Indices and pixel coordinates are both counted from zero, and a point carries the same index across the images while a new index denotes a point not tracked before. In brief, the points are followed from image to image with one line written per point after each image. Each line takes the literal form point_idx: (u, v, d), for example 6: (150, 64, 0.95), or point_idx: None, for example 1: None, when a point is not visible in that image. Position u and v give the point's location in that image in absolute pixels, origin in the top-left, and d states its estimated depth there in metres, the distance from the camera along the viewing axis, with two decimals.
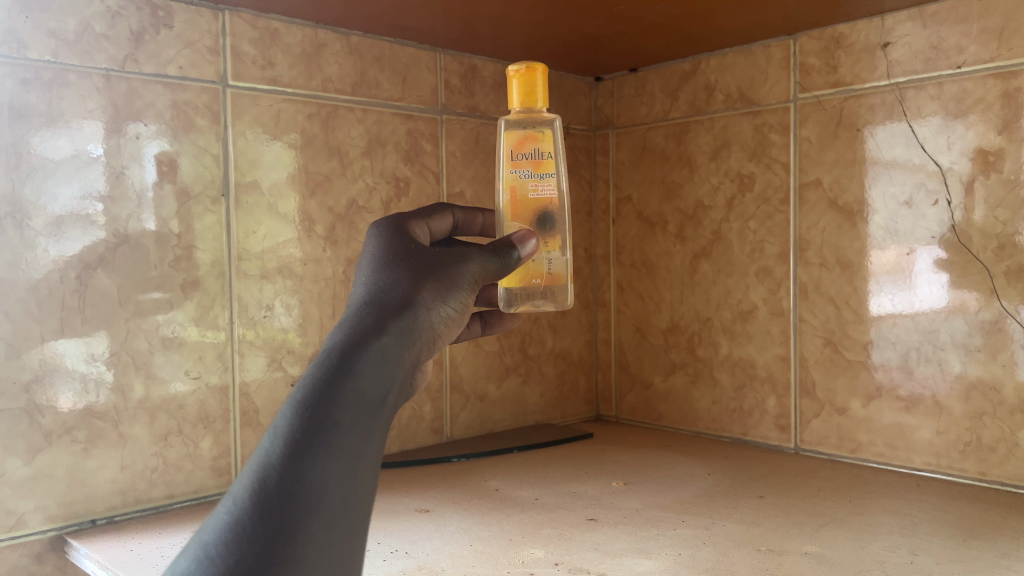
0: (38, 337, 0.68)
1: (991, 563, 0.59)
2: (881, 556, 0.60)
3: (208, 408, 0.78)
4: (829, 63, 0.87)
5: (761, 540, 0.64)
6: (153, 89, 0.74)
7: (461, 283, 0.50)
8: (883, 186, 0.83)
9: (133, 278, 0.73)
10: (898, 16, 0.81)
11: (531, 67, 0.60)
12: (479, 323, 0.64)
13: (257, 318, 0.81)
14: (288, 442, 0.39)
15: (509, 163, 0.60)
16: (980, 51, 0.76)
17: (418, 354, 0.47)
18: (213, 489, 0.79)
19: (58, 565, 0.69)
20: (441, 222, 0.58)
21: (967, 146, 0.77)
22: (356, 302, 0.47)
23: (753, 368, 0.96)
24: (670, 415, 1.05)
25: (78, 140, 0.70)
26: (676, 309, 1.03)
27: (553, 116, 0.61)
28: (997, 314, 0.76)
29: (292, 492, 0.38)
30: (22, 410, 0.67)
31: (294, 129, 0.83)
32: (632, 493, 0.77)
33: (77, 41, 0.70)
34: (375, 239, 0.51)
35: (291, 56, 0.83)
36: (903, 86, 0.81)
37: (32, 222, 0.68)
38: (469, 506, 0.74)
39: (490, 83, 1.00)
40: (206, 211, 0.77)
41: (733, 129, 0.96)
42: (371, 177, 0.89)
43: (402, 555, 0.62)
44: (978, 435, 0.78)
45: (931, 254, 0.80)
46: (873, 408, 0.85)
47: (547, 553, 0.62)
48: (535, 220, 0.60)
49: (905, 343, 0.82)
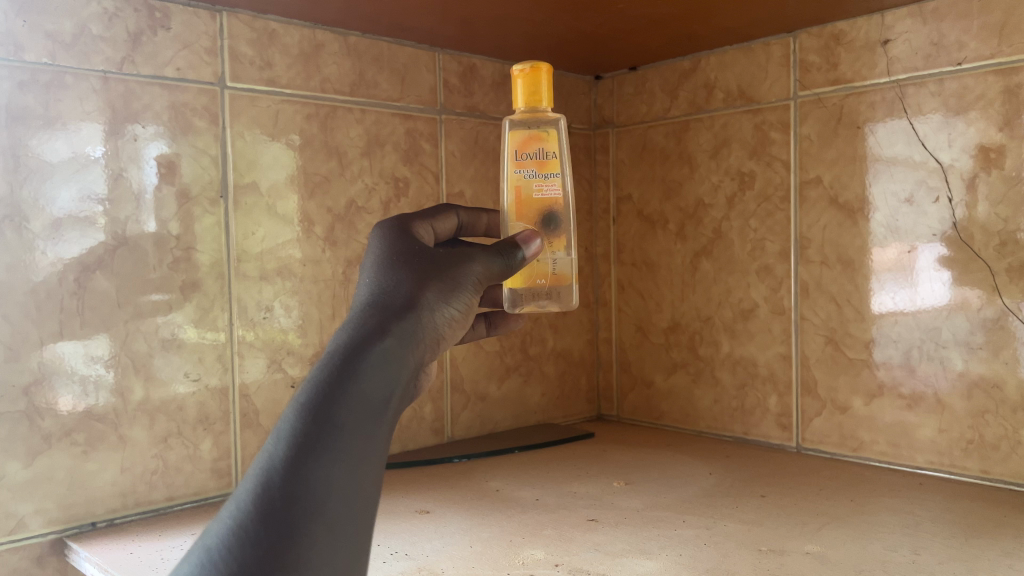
0: (38, 340, 0.68)
1: (993, 563, 0.58)
2: (883, 556, 0.60)
3: (208, 410, 0.78)
4: (829, 59, 0.87)
5: (762, 540, 0.63)
6: (151, 90, 0.74)
7: (465, 285, 0.50)
8: (884, 183, 0.83)
9: (132, 280, 0.73)
10: (898, 12, 0.81)
11: (535, 67, 0.60)
12: (483, 324, 0.64)
13: (257, 320, 0.81)
14: (291, 446, 0.39)
15: (513, 164, 0.60)
16: (980, 48, 0.76)
17: (422, 356, 0.47)
18: (214, 490, 0.79)
19: (58, 567, 0.69)
20: (445, 223, 0.58)
21: (969, 142, 0.77)
22: (359, 303, 0.47)
23: (755, 366, 0.95)
24: (672, 414, 1.04)
25: (76, 142, 0.70)
26: (677, 307, 1.03)
27: (557, 116, 0.61)
28: (1000, 311, 0.76)
29: (295, 496, 0.37)
30: (22, 413, 0.67)
31: (293, 129, 0.83)
32: (633, 493, 0.77)
33: (75, 42, 0.70)
34: (378, 241, 0.51)
35: (290, 56, 0.83)
36: (903, 83, 0.81)
37: (31, 224, 0.68)
38: (470, 506, 0.74)
39: (490, 82, 1.00)
40: (205, 212, 0.77)
41: (734, 127, 0.96)
42: (370, 177, 0.89)
43: (403, 557, 0.62)
44: (981, 433, 0.77)
45: (933, 251, 0.80)
46: (875, 406, 0.85)
47: (548, 554, 0.62)
48: (540, 220, 0.59)
49: (907, 340, 0.82)
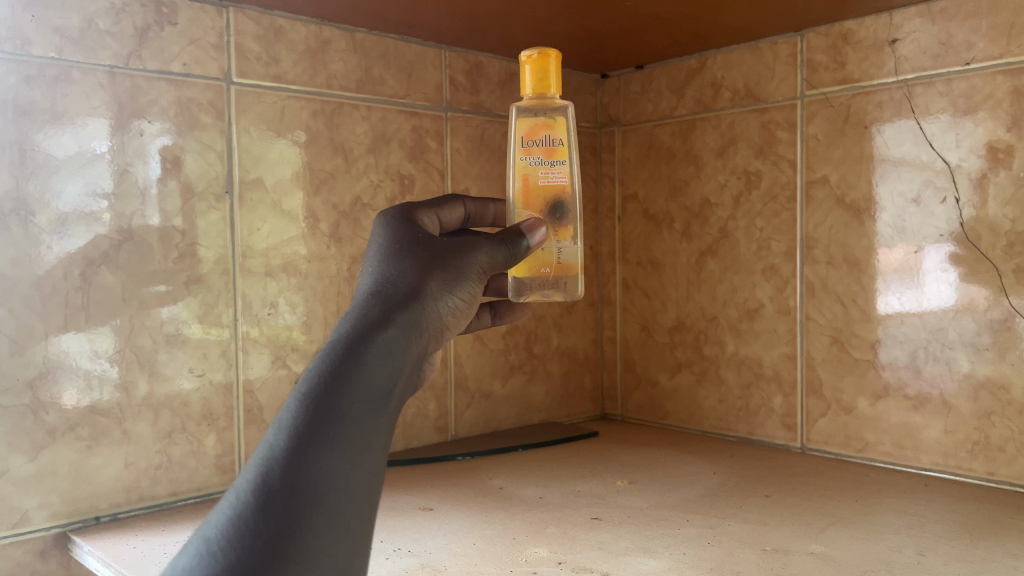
0: (42, 334, 0.68)
1: (999, 563, 0.58)
2: (889, 556, 0.60)
3: (213, 405, 0.78)
4: (836, 59, 0.86)
5: (766, 540, 0.63)
6: (158, 85, 0.74)
7: (468, 274, 0.50)
8: (892, 183, 0.82)
9: (138, 274, 0.73)
10: (906, 11, 0.81)
11: (543, 53, 0.60)
12: (488, 314, 0.64)
13: (262, 316, 0.81)
14: (293, 436, 0.38)
15: (520, 151, 0.60)
16: (990, 47, 0.75)
17: (425, 346, 0.46)
18: (217, 486, 0.79)
19: (62, 562, 0.69)
20: (450, 214, 0.58)
21: (977, 143, 0.76)
22: (362, 293, 0.47)
23: (760, 366, 0.95)
24: (675, 414, 1.04)
25: (83, 137, 0.70)
26: (682, 307, 1.03)
27: (565, 104, 0.61)
28: (1006, 312, 0.75)
29: (296, 486, 0.37)
30: (27, 407, 0.67)
31: (299, 126, 0.83)
32: (637, 493, 0.76)
33: (82, 37, 0.70)
34: (382, 230, 0.51)
35: (296, 53, 0.83)
36: (911, 83, 0.81)
37: (37, 218, 0.68)
38: (472, 505, 0.73)
39: (496, 79, 1.00)
40: (210, 208, 0.77)
41: (739, 125, 0.96)
42: (376, 174, 0.89)
43: (405, 553, 0.62)
44: (987, 435, 0.77)
45: (940, 250, 0.79)
46: (881, 407, 0.84)
47: (551, 552, 0.61)
48: (546, 209, 0.59)
49: (913, 342, 0.81)
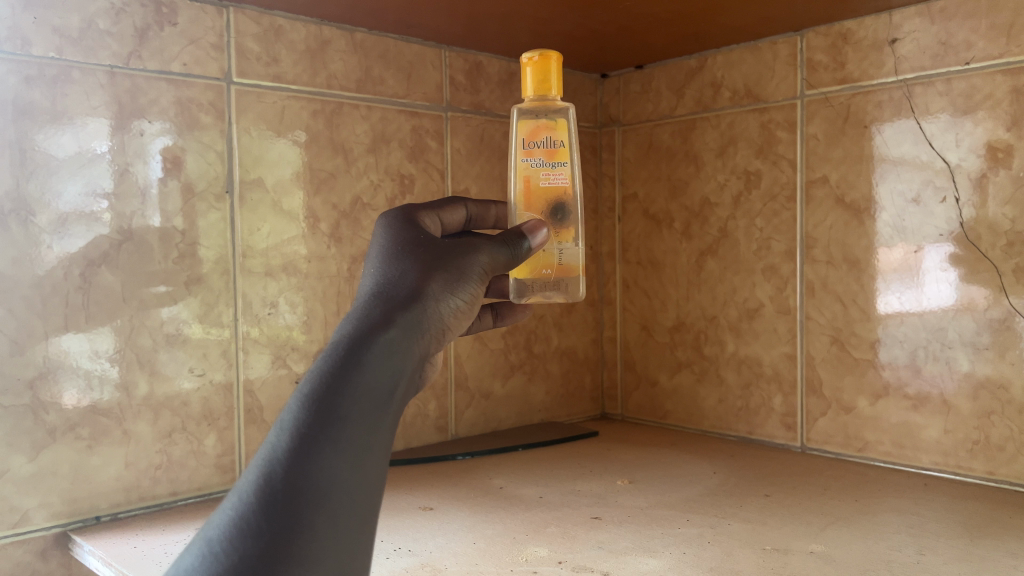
0: (43, 334, 0.68)
1: (999, 563, 0.58)
2: (889, 555, 0.60)
3: (213, 405, 0.78)
4: (836, 59, 0.86)
5: (766, 539, 0.63)
6: (158, 85, 0.74)
7: (470, 275, 0.50)
8: (891, 183, 0.82)
9: (138, 274, 0.73)
10: (905, 11, 0.81)
11: (544, 55, 0.60)
12: (489, 315, 0.64)
13: (262, 316, 0.81)
14: (295, 437, 0.38)
15: (521, 153, 0.60)
16: (989, 47, 0.75)
17: (426, 347, 0.47)
18: (218, 486, 0.79)
19: (63, 562, 0.69)
20: (451, 215, 0.58)
21: (977, 142, 0.76)
22: (364, 294, 0.47)
23: (760, 366, 0.95)
24: (676, 414, 1.04)
25: (83, 137, 0.70)
26: (682, 306, 1.03)
27: (566, 106, 0.61)
28: (1005, 311, 0.75)
29: (298, 487, 0.37)
30: (27, 407, 0.67)
31: (299, 126, 0.83)
32: (637, 492, 0.76)
33: (82, 37, 0.70)
34: (384, 231, 0.51)
35: (296, 53, 0.83)
36: (910, 83, 0.81)
37: (37, 218, 0.68)
38: (472, 505, 0.73)
39: (496, 79, 1.00)
40: (210, 208, 0.77)
41: (739, 125, 0.96)
42: (376, 174, 0.89)
43: (405, 553, 0.62)
44: (987, 434, 0.77)
45: (940, 250, 0.79)
46: (881, 407, 0.84)
47: (551, 551, 0.61)
48: (548, 210, 0.59)
49: (913, 341, 0.81)
